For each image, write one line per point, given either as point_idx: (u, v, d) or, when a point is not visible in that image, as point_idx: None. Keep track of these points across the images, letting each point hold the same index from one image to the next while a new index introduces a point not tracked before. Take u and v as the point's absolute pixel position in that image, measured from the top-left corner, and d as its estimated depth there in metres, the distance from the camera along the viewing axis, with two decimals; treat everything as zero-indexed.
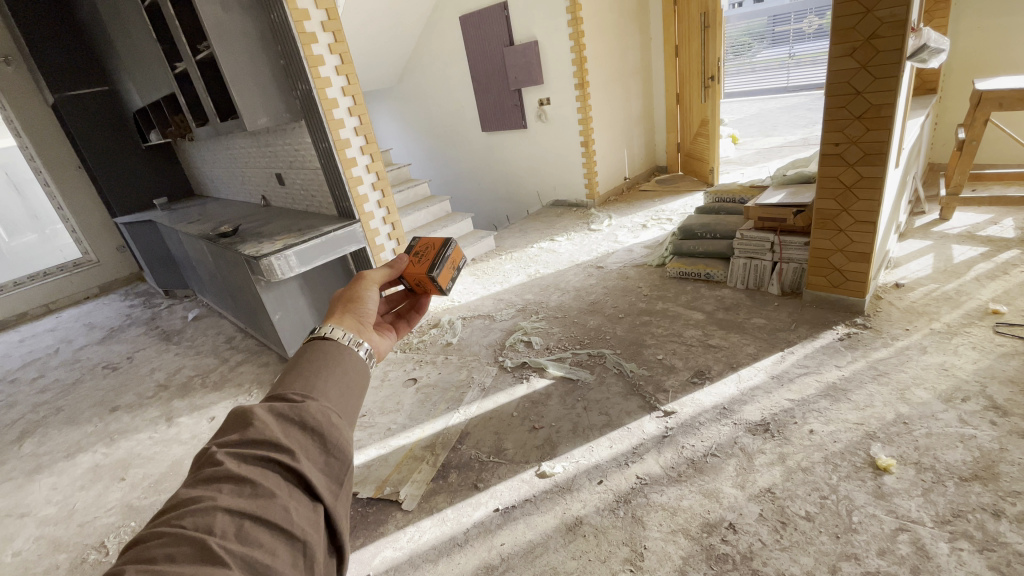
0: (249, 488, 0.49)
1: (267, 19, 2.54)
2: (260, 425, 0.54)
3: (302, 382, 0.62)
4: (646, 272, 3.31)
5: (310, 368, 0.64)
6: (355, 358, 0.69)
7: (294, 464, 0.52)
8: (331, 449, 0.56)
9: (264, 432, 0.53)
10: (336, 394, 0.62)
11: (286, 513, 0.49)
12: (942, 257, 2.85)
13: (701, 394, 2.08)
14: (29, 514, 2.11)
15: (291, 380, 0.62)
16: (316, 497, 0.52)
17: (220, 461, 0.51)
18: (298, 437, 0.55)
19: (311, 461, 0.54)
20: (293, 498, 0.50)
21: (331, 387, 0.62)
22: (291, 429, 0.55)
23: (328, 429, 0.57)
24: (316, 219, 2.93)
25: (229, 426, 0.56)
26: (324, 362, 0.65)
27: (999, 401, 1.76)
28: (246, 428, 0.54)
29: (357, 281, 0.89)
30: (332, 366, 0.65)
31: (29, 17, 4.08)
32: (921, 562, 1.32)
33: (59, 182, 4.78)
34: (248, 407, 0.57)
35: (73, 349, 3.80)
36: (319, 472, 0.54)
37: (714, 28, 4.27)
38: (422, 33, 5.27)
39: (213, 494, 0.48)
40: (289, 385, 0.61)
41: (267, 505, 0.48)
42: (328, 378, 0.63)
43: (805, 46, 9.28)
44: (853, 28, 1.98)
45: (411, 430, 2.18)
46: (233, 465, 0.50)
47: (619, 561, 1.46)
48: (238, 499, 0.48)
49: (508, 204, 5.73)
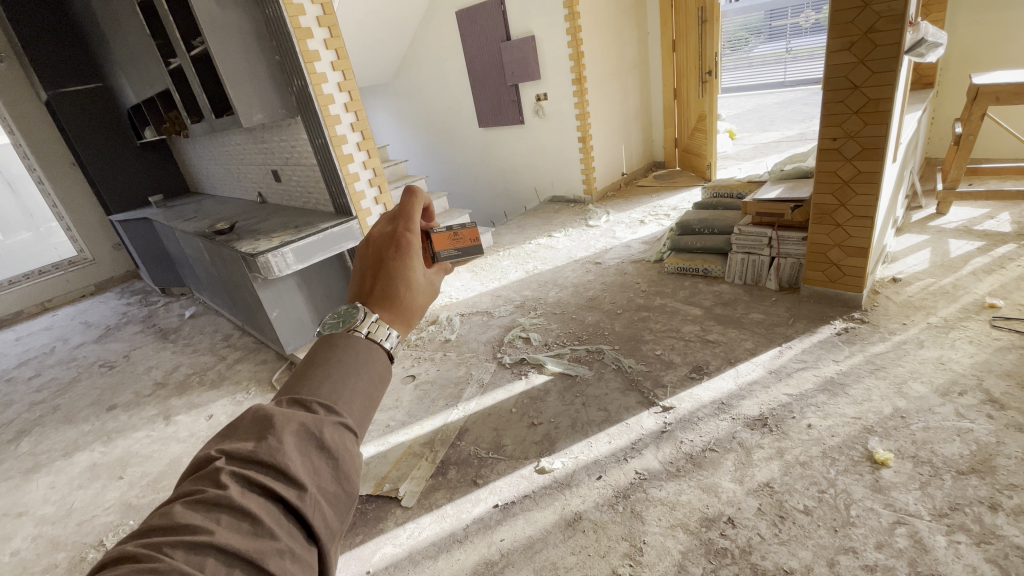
0: (248, 525, 0.46)
1: (261, 14, 2.51)
2: (272, 443, 0.51)
3: (327, 389, 0.60)
4: (644, 268, 3.31)
5: (337, 373, 0.62)
6: (383, 362, 0.66)
7: (300, 501, 0.49)
8: (340, 479, 0.53)
9: (275, 454, 0.51)
10: (358, 411, 0.60)
11: (283, 559, 0.45)
12: (939, 251, 2.86)
13: (700, 389, 2.08)
14: (27, 513, 2.10)
15: (316, 385, 0.60)
16: (314, 539, 0.49)
17: (224, 485, 0.48)
18: (311, 462, 0.52)
19: (318, 494, 0.51)
20: (291, 538, 0.47)
21: (354, 399, 0.60)
22: (308, 448, 0.53)
23: (341, 456, 0.54)
24: (313, 216, 2.92)
25: (245, 431, 0.54)
26: (351, 367, 0.63)
27: (996, 395, 1.77)
28: (260, 444, 0.51)
29: (427, 294, 0.81)
30: (360, 372, 0.63)
31: (20, 12, 4.02)
32: (918, 555, 1.33)
33: (53, 179, 4.74)
34: (268, 412, 0.55)
35: (69, 348, 3.77)
36: (325, 506, 0.52)
37: (711, 23, 4.25)
38: (418, 29, 5.24)
39: (210, 526, 0.45)
40: (314, 392, 0.59)
41: (263, 547, 0.45)
42: (353, 389, 0.61)
43: (802, 41, 9.18)
44: (851, 22, 1.97)
45: (410, 426, 2.18)
46: (236, 493, 0.48)
47: (618, 556, 1.47)
48: (235, 536, 0.45)
49: (506, 200, 5.71)
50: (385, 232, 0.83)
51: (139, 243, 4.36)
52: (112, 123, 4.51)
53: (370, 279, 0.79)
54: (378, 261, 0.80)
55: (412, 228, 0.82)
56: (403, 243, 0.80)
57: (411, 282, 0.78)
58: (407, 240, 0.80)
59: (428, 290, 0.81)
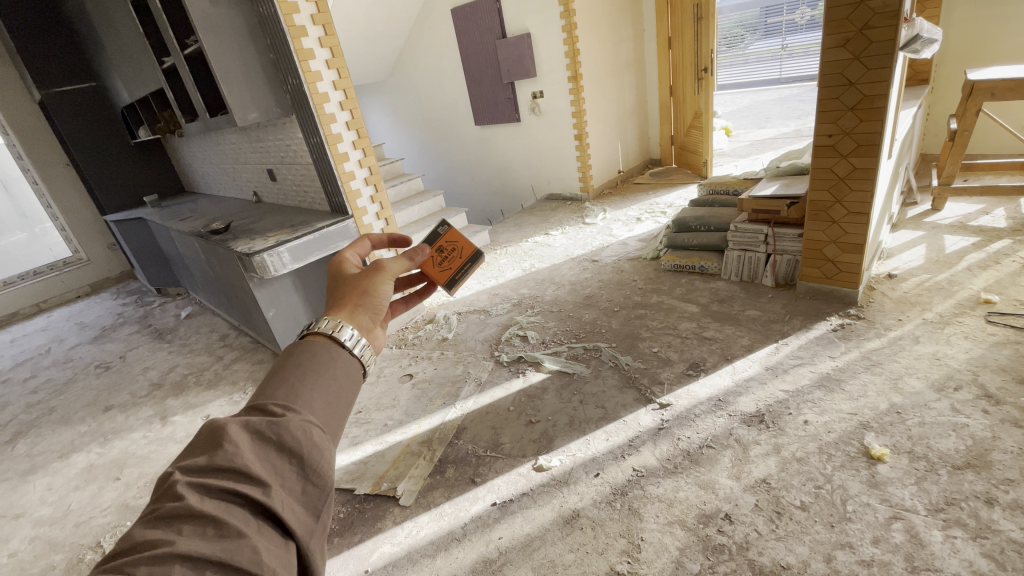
0: (212, 529, 0.46)
1: (255, 12, 2.49)
2: (229, 450, 0.52)
3: (284, 392, 0.60)
4: (641, 265, 3.32)
5: (294, 377, 0.63)
6: (345, 359, 0.68)
7: (266, 497, 0.50)
8: (307, 475, 0.54)
9: (233, 458, 0.51)
10: (321, 406, 0.61)
11: (255, 553, 0.46)
12: (934, 247, 2.87)
13: (696, 385, 2.09)
14: (24, 514, 2.10)
15: (272, 390, 0.61)
16: (289, 533, 0.50)
17: (182, 495, 0.48)
18: (273, 463, 0.53)
19: (285, 492, 0.52)
20: (261, 535, 0.48)
21: (314, 398, 0.61)
22: (266, 451, 0.54)
23: (305, 451, 0.55)
24: (309, 215, 2.91)
25: (198, 446, 0.54)
26: (308, 370, 0.64)
27: (992, 390, 1.78)
28: (216, 453, 0.51)
29: (376, 276, 0.86)
30: (319, 372, 0.64)
31: (11, 11, 3.98)
32: (914, 549, 1.33)
33: (47, 180, 4.71)
34: (222, 423, 0.54)
35: (65, 349, 3.76)
36: (295, 503, 0.52)
37: (707, 20, 4.25)
38: (413, 27, 5.22)
39: (172, 537, 0.45)
40: (271, 397, 0.60)
41: (232, 547, 0.45)
42: (312, 388, 0.62)
43: (797, 37, 9.11)
44: (846, 18, 1.97)
45: (408, 425, 2.18)
46: (195, 501, 0.47)
47: (617, 553, 1.47)
48: (201, 542, 0.45)
49: (503, 198, 5.71)
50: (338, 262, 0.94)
51: (134, 243, 4.35)
52: (106, 123, 4.48)
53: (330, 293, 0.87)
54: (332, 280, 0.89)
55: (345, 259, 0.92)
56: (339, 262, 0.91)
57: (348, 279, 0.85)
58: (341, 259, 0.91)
59: (379, 277, 0.86)
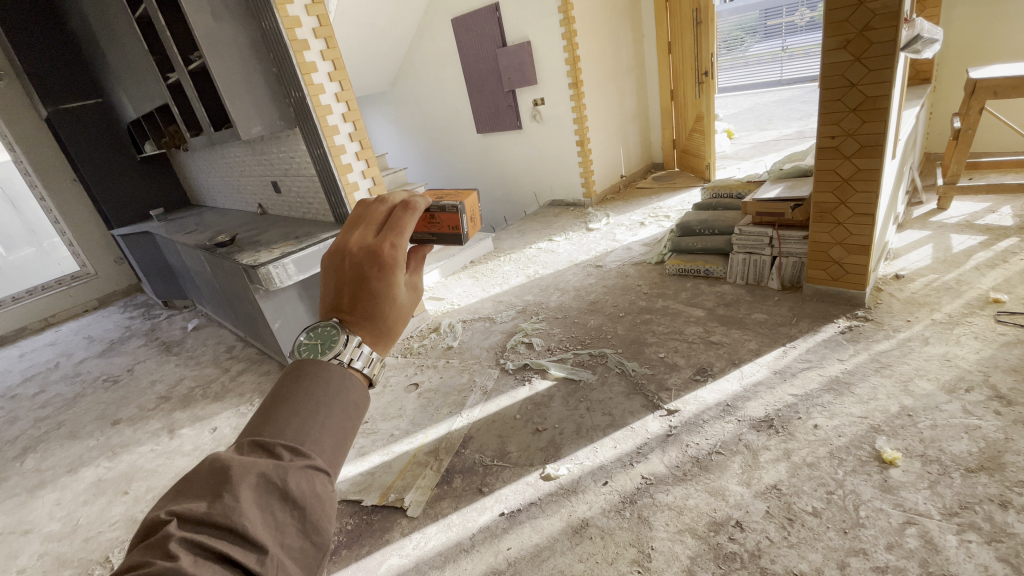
0: None
1: (258, 27, 2.52)
2: (229, 502, 0.48)
3: (293, 427, 0.55)
4: (646, 270, 3.30)
5: (305, 408, 0.56)
6: (359, 390, 0.61)
7: (260, 565, 0.46)
8: (308, 532, 0.51)
9: (232, 514, 0.47)
10: (331, 443, 0.56)
11: None
12: (941, 246, 2.85)
13: (704, 391, 2.07)
14: (33, 530, 2.10)
15: (282, 424, 0.55)
16: None
17: (174, 556, 0.43)
18: (272, 517, 0.49)
19: (282, 553, 0.48)
20: None
21: (325, 436, 0.55)
22: (267, 503, 0.50)
23: (308, 504, 0.51)
24: (313, 227, 2.92)
25: (199, 489, 0.50)
26: (322, 400, 0.58)
27: (1003, 390, 1.76)
28: (215, 505, 0.48)
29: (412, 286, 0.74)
30: (332, 404, 0.58)
31: (18, 31, 4.05)
32: (930, 555, 1.31)
33: (54, 196, 4.77)
34: (226, 465, 0.51)
35: (73, 363, 3.78)
36: (292, 563, 0.49)
37: (706, 25, 4.30)
38: (414, 37, 5.27)
39: None
40: (279, 431, 0.54)
41: None
42: (323, 423, 0.56)
43: (797, 38, 9.18)
44: (846, 20, 1.97)
45: (414, 435, 2.17)
46: (188, 564, 0.43)
47: (626, 563, 1.46)
48: None
49: (506, 205, 5.73)
50: (363, 241, 0.70)
51: (141, 257, 4.37)
52: (111, 138, 4.53)
53: (351, 295, 0.70)
54: (356, 279, 0.69)
55: (401, 245, 0.69)
56: (387, 260, 0.68)
57: (395, 299, 0.70)
58: (392, 257, 0.68)
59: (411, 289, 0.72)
